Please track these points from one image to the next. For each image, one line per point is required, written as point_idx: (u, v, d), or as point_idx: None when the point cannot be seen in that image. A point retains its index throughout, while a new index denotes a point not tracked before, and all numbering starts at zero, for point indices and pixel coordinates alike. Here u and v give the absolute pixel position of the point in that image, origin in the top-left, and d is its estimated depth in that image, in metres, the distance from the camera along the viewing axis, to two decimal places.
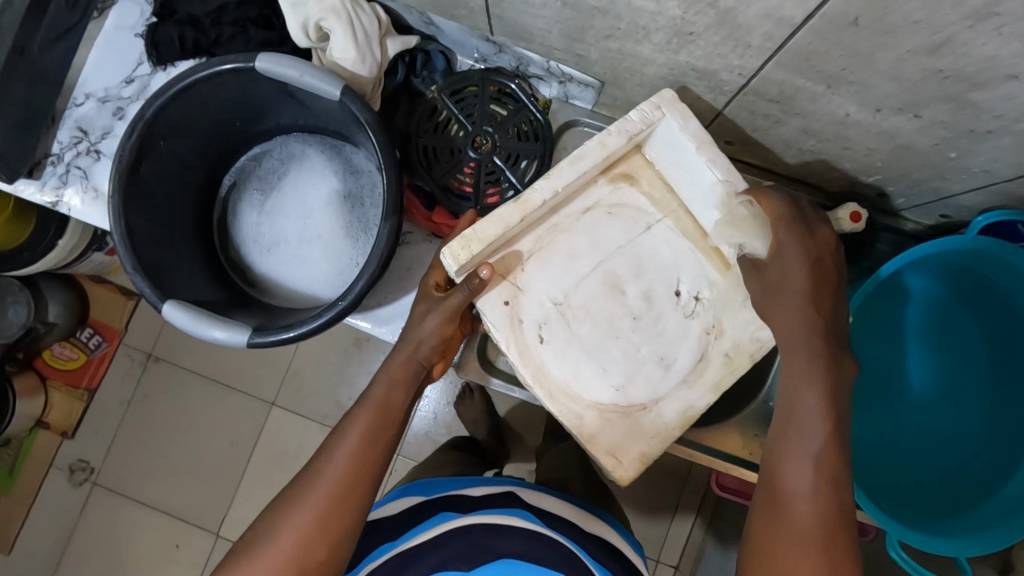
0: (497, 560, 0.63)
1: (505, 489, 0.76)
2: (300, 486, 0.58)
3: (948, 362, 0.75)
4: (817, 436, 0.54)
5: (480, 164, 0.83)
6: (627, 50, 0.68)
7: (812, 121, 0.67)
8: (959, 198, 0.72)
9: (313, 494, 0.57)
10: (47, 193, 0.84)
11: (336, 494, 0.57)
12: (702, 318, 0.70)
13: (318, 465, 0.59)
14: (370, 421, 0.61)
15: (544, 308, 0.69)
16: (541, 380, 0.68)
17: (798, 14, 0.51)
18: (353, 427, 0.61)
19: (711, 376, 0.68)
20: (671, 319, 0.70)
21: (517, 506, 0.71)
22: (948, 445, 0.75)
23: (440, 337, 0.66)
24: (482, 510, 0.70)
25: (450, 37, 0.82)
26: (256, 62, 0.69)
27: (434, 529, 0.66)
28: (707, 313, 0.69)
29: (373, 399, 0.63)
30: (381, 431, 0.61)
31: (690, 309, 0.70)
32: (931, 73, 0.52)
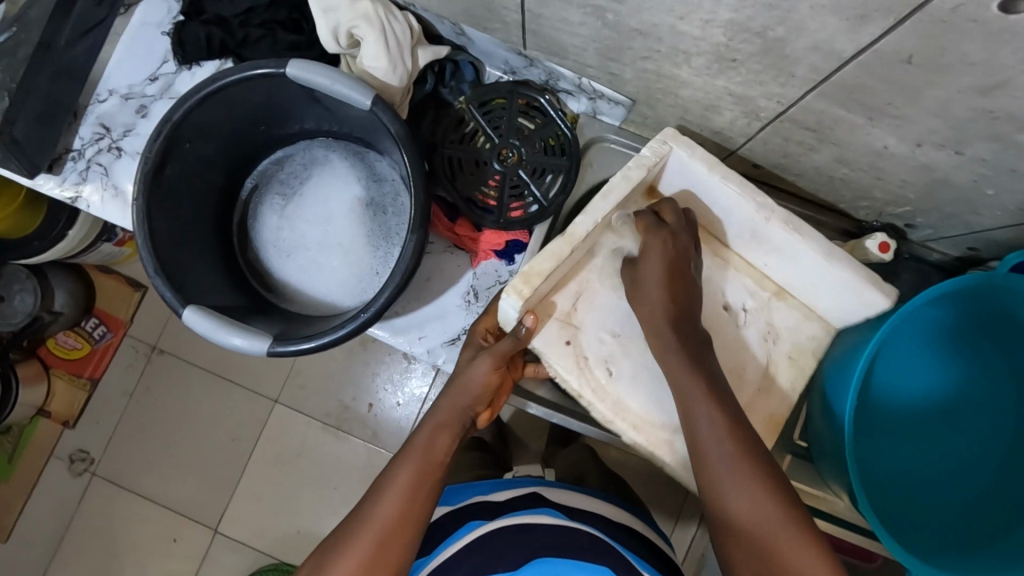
0: (535, 558, 0.65)
1: (528, 489, 0.77)
2: (351, 527, 0.62)
3: (970, 397, 0.75)
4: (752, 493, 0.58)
5: (505, 177, 0.82)
6: (664, 72, 0.67)
7: (845, 150, 0.66)
8: (991, 232, 0.71)
9: (364, 535, 0.60)
10: (67, 188, 0.83)
11: (386, 537, 0.60)
12: (754, 328, 0.78)
13: (367, 507, 0.62)
14: (417, 466, 0.64)
15: (605, 344, 0.73)
16: (624, 415, 0.71)
17: (850, 48, 0.50)
18: (401, 471, 0.64)
19: (784, 375, 0.77)
20: (730, 333, 0.77)
21: (542, 506, 0.72)
22: (968, 481, 0.75)
23: (485, 384, 0.68)
24: (510, 512, 0.71)
25: (479, 47, 0.81)
26: (287, 68, 0.69)
27: (470, 537, 0.69)
28: (759, 322, 0.78)
29: (420, 444, 0.66)
30: (428, 476, 0.64)
31: (742, 320, 0.77)
32: (979, 113, 0.52)
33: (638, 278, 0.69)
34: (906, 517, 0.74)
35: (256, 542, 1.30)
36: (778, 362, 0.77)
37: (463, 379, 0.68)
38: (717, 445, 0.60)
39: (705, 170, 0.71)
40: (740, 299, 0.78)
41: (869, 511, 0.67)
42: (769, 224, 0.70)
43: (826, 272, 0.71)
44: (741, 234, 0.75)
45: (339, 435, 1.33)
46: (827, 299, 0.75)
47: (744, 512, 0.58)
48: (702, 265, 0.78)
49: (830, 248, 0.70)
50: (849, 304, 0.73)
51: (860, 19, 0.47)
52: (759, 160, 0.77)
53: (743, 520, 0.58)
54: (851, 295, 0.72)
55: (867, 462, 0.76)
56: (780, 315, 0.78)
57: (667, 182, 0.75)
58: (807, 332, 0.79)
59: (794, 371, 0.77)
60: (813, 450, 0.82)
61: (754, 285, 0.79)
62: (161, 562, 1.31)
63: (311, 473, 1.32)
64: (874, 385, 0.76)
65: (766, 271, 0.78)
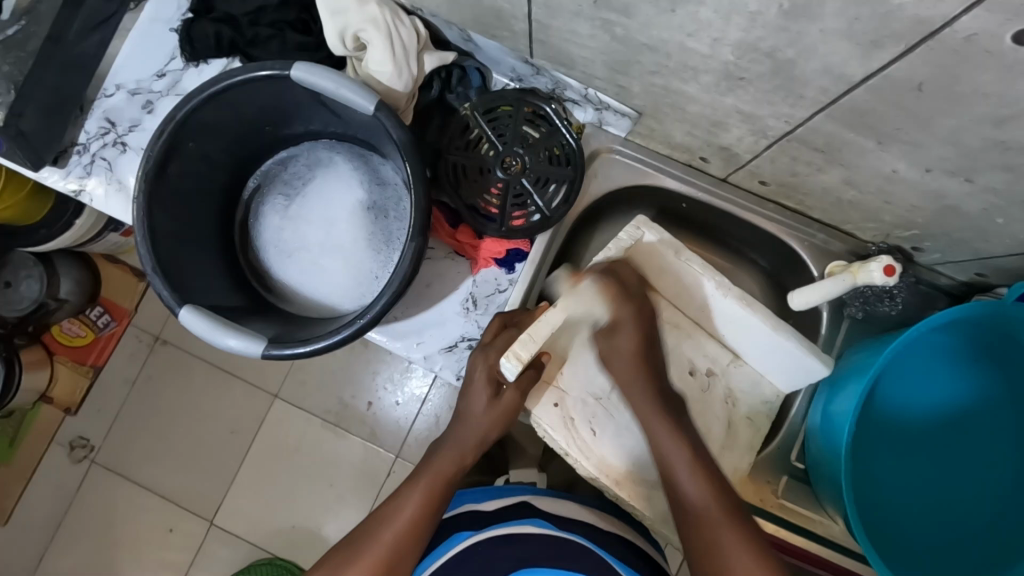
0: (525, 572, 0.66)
1: (518, 498, 0.76)
2: (362, 541, 0.68)
3: (977, 429, 0.74)
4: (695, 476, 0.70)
5: (508, 185, 0.81)
6: (672, 87, 0.66)
7: (855, 173, 0.65)
8: (999, 259, 0.70)
9: (388, 527, 0.68)
10: (71, 181, 0.84)
11: (395, 550, 0.67)
12: (716, 392, 0.81)
13: (378, 523, 0.69)
14: (428, 490, 0.71)
15: (589, 404, 0.78)
16: (608, 470, 0.76)
17: (858, 72, 0.50)
18: (411, 495, 0.71)
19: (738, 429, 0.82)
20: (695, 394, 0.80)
21: (532, 516, 0.72)
22: (974, 516, 0.73)
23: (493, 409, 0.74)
24: (499, 523, 0.71)
25: (486, 54, 0.81)
26: (292, 71, 0.68)
27: (457, 549, 0.70)
28: (720, 386, 0.82)
29: (433, 467, 0.74)
30: (439, 499, 0.71)
31: (705, 383, 0.81)
32: (991, 143, 0.51)
33: (609, 343, 0.75)
34: (903, 543, 0.73)
35: (252, 536, 1.31)
36: (738, 426, 0.81)
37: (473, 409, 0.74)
38: (657, 424, 0.72)
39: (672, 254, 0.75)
40: (704, 362, 0.82)
41: (864, 540, 0.66)
42: (726, 299, 0.75)
43: (779, 343, 0.74)
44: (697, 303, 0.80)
45: (338, 432, 1.33)
46: (760, 356, 0.79)
47: (691, 494, 0.69)
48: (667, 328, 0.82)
49: (777, 321, 0.73)
50: (790, 360, 0.75)
51: (871, 45, 0.46)
52: (766, 176, 0.76)
53: (692, 503, 0.69)
54: (792, 358, 0.75)
55: (867, 490, 0.74)
56: (739, 374, 0.82)
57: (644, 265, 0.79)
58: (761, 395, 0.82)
59: (747, 430, 0.81)
60: (809, 472, 0.81)
61: (716, 351, 0.82)
62: (157, 552, 1.32)
63: (309, 469, 1.32)
64: (875, 410, 0.75)
65: (725, 340, 0.81)
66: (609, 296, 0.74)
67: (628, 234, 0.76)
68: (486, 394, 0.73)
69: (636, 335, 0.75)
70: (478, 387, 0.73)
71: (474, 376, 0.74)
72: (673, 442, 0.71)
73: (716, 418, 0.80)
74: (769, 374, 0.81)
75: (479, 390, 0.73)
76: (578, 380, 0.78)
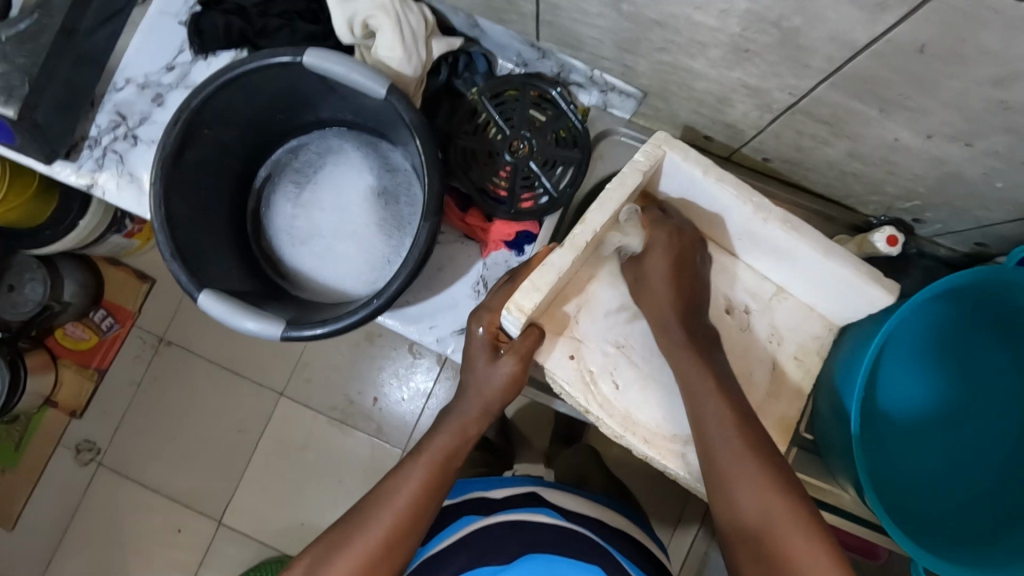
0: (530, 555, 0.68)
1: (527, 486, 0.79)
2: (359, 520, 0.65)
3: (981, 390, 0.76)
4: (754, 486, 0.60)
5: (516, 168, 0.83)
6: (679, 63, 0.68)
7: (859, 144, 0.67)
8: (999, 227, 0.72)
9: (388, 507, 0.65)
10: (83, 175, 0.84)
11: (397, 531, 0.64)
12: (758, 329, 0.75)
13: (377, 502, 0.65)
14: (429, 471, 0.67)
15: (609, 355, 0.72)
16: (634, 428, 0.70)
17: (865, 38, 0.51)
18: (412, 474, 0.67)
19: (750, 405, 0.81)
20: (740, 338, 0.75)
21: (540, 504, 0.75)
22: (979, 474, 0.75)
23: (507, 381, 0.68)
24: (508, 507, 0.74)
25: (493, 39, 0.82)
26: (305, 57, 0.69)
27: (468, 530, 0.71)
28: (762, 325, 0.76)
29: (433, 445, 0.68)
30: (444, 476, 0.67)
31: (744, 323, 0.75)
32: (993, 104, 0.53)
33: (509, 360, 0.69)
34: (909, 506, 0.75)
35: (259, 533, 1.31)
36: (785, 366, 0.74)
37: (484, 384, 0.68)
38: (711, 401, 0.64)
39: (699, 171, 0.67)
40: (739, 301, 0.76)
41: (877, 502, 0.67)
42: (767, 224, 0.68)
43: (834, 273, 0.68)
44: (738, 230, 0.72)
45: (344, 428, 1.34)
46: (807, 286, 0.73)
47: (746, 511, 0.60)
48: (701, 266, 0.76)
49: (829, 245, 0.66)
50: (846, 288, 0.70)
51: (877, 8, 0.47)
52: (770, 153, 0.78)
53: (744, 522, 0.60)
54: (847, 288, 0.69)
55: (876, 455, 0.76)
56: (784, 310, 0.76)
57: (662, 182, 0.72)
58: (806, 330, 0.76)
59: (800, 371, 0.74)
60: (819, 442, 0.83)
61: (755, 285, 0.77)
62: (166, 553, 1.32)
63: (315, 466, 1.33)
64: (883, 377, 0.77)
65: (766, 271, 0.76)
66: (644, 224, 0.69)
67: (645, 157, 0.67)
68: (485, 355, 0.68)
69: (669, 258, 0.68)
70: (479, 347, 0.68)
71: (473, 336, 0.69)
72: (727, 458, 0.61)
73: (758, 363, 0.74)
74: (817, 306, 0.76)
75: (477, 351, 0.68)
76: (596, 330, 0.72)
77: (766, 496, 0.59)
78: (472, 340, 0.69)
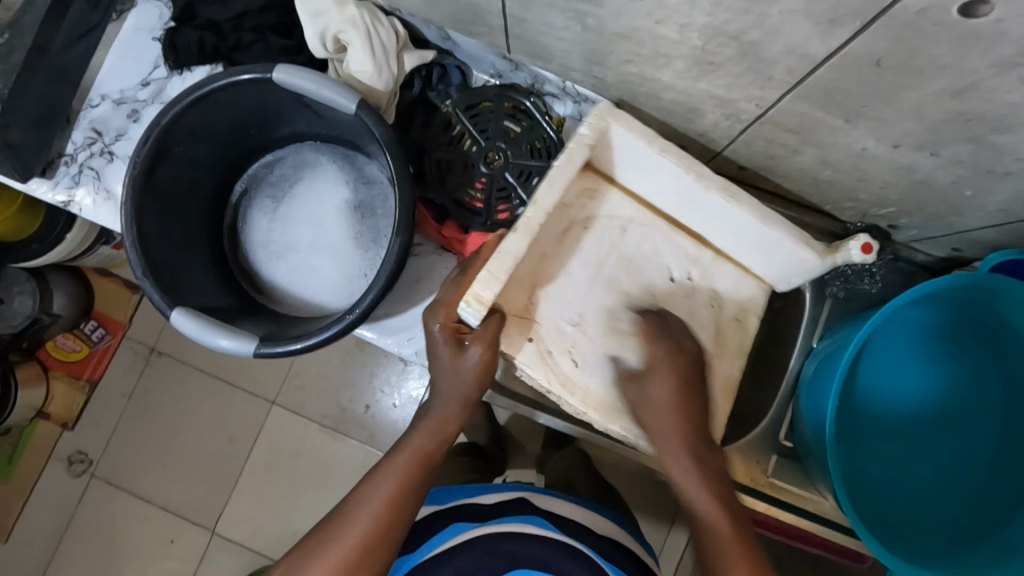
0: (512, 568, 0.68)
1: (517, 494, 0.77)
2: (334, 525, 0.63)
3: (959, 398, 0.75)
4: (703, 481, 0.65)
5: (492, 179, 0.83)
6: (646, 75, 0.68)
7: (828, 153, 0.67)
8: (972, 232, 0.72)
9: (362, 514, 0.63)
10: (60, 192, 0.84)
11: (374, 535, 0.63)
12: (701, 294, 0.76)
13: (352, 506, 0.64)
14: (405, 472, 0.66)
15: (566, 334, 0.72)
16: (592, 402, 0.71)
17: (822, 51, 0.51)
18: (383, 481, 0.65)
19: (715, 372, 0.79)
20: (681, 303, 0.75)
21: (531, 514, 0.74)
22: (954, 483, 0.75)
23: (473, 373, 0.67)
24: (499, 517, 0.73)
25: (466, 51, 0.83)
26: (273, 73, 0.69)
27: (455, 541, 0.70)
28: (704, 290, 0.76)
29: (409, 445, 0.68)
30: (416, 481, 0.66)
31: (688, 289, 0.76)
32: (953, 115, 0.53)
33: (556, 357, 0.65)
34: (888, 512, 0.75)
35: (254, 543, 1.31)
36: (725, 328, 0.75)
37: (455, 378, 0.68)
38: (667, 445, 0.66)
39: (644, 142, 0.68)
40: (682, 268, 0.76)
41: (850, 512, 0.67)
42: (708, 193, 0.68)
43: (773, 237, 0.69)
44: (680, 199, 0.72)
45: (336, 436, 1.34)
46: (753, 252, 0.73)
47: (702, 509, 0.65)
48: (646, 238, 0.76)
49: (766, 211, 0.68)
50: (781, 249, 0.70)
51: (830, 23, 0.47)
52: (745, 161, 0.78)
53: (703, 513, 0.65)
54: (780, 251, 0.70)
55: (850, 462, 0.76)
56: (722, 272, 0.76)
57: (615, 157, 0.72)
58: (746, 292, 0.76)
59: (738, 332, 0.75)
60: (798, 449, 0.82)
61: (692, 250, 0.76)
62: (160, 563, 1.32)
63: (308, 474, 1.33)
64: (858, 385, 0.77)
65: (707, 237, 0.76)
66: (644, 337, 0.71)
67: (592, 132, 0.67)
68: (448, 348, 0.67)
69: (669, 380, 0.67)
70: (441, 344, 0.67)
71: (431, 335, 0.68)
72: (697, 479, 0.65)
73: (702, 325, 0.74)
74: (757, 270, 0.76)
75: (439, 348, 0.67)
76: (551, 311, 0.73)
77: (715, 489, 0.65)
78: (432, 340, 0.67)
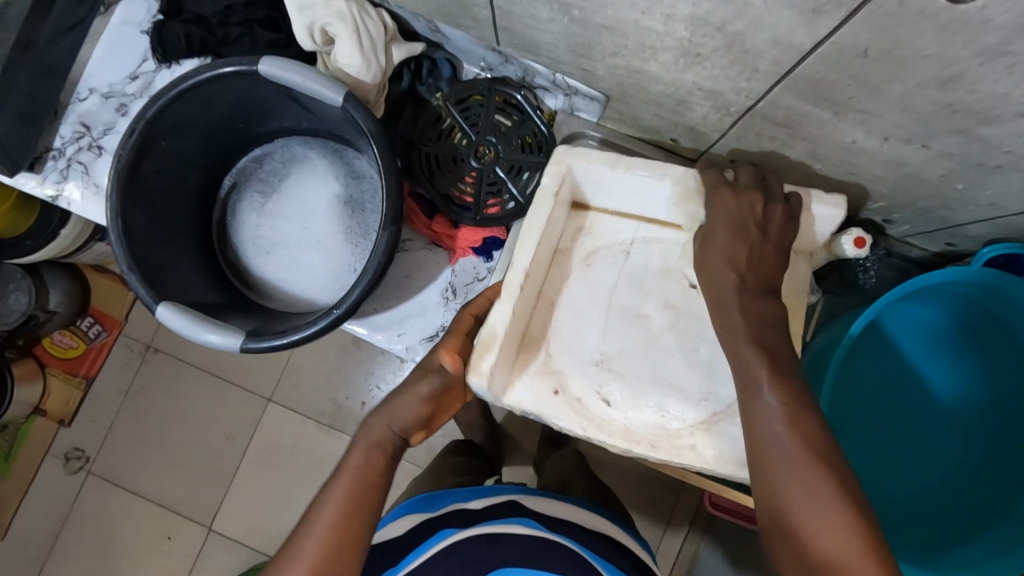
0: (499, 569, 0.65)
1: (506, 498, 0.77)
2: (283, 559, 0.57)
3: (951, 391, 0.75)
4: (797, 445, 0.53)
5: (482, 174, 0.82)
6: (634, 67, 0.67)
7: (819, 146, 0.66)
8: (965, 227, 0.71)
9: (311, 541, 0.57)
10: (48, 186, 0.84)
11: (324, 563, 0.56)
12: None
13: (300, 535, 0.58)
14: (352, 488, 0.60)
15: (591, 373, 0.68)
16: (638, 439, 0.66)
17: (808, 41, 0.50)
18: (329, 502, 0.59)
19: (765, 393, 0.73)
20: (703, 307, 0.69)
21: (519, 514, 0.73)
22: (947, 477, 0.74)
23: (427, 394, 0.64)
24: (485, 520, 0.71)
25: (456, 45, 0.82)
26: (259, 66, 0.69)
27: (441, 546, 0.68)
28: None
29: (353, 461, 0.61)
30: (365, 497, 0.60)
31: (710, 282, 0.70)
32: (940, 106, 0.52)
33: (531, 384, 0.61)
34: (876, 504, 0.75)
35: (249, 540, 1.30)
36: None
37: (402, 398, 0.64)
38: (755, 365, 0.57)
39: (608, 167, 0.66)
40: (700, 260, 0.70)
41: None
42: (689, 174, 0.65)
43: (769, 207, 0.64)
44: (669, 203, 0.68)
45: (332, 433, 1.33)
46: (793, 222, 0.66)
47: (790, 490, 0.52)
48: (651, 246, 0.71)
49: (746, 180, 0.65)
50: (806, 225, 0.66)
51: (813, 12, 0.46)
52: (737, 155, 0.77)
53: (795, 496, 0.51)
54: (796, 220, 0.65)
55: (841, 457, 0.76)
56: None
57: (587, 189, 0.70)
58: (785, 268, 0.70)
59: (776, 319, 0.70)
60: None
61: None
62: (156, 561, 1.32)
63: (303, 471, 1.32)
64: (851, 381, 0.76)
65: None
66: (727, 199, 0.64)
67: (557, 181, 0.66)
68: (422, 403, 0.64)
69: (744, 240, 0.62)
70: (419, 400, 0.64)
71: (404, 388, 0.65)
72: (779, 426, 0.54)
73: None
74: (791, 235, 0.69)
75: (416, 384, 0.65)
76: (565, 348, 0.69)
77: (817, 456, 0.52)
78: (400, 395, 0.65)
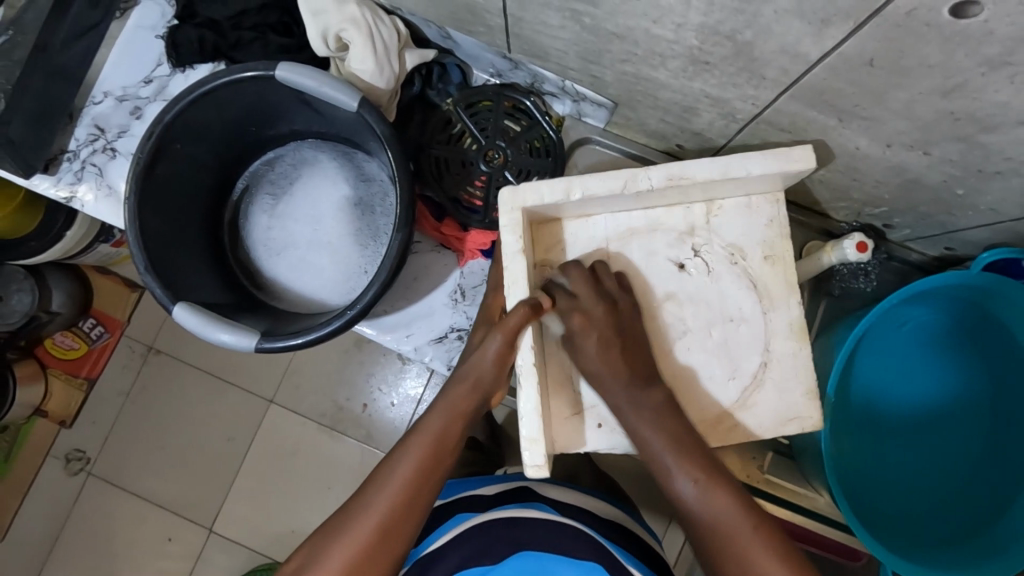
0: (521, 552, 0.65)
1: (520, 485, 0.77)
2: (347, 515, 0.58)
3: (951, 393, 0.76)
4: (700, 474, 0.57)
5: (491, 177, 0.84)
6: (643, 74, 0.69)
7: (822, 152, 0.68)
8: (964, 231, 0.73)
9: (379, 500, 0.57)
10: (62, 188, 0.85)
11: (392, 518, 0.57)
12: (717, 262, 0.67)
13: (368, 490, 0.59)
14: (424, 453, 0.59)
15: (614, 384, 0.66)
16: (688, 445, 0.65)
17: (815, 51, 0.52)
18: (401, 462, 0.59)
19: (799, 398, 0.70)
20: (706, 294, 0.67)
21: (533, 501, 0.73)
22: (945, 477, 0.76)
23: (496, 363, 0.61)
24: (501, 506, 0.72)
25: (466, 50, 0.84)
26: (275, 71, 0.70)
27: (456, 531, 0.70)
28: (714, 249, 0.67)
29: (428, 425, 0.61)
30: (438, 463, 0.60)
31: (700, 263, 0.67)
32: (943, 114, 0.54)
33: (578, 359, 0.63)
34: (878, 504, 0.77)
35: (249, 541, 1.31)
36: (762, 283, 0.67)
37: (474, 364, 0.62)
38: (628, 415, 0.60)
39: (567, 188, 0.61)
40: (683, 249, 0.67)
41: (845, 509, 0.68)
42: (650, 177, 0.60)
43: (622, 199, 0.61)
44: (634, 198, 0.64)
45: (333, 435, 1.34)
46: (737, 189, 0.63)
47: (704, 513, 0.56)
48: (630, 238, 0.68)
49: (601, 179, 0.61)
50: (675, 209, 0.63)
51: (822, 23, 0.48)
52: None
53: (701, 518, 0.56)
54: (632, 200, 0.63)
55: (844, 457, 0.77)
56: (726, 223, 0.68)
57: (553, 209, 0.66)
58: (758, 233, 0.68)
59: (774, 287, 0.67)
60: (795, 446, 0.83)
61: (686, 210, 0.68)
62: (156, 562, 1.32)
63: (305, 472, 1.33)
64: (853, 382, 0.78)
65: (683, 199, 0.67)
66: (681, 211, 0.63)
67: (519, 233, 0.61)
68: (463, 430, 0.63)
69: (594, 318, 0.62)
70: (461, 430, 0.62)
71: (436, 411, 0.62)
72: (675, 468, 0.57)
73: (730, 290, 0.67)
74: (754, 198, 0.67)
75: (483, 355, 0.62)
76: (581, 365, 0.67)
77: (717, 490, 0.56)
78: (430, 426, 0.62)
